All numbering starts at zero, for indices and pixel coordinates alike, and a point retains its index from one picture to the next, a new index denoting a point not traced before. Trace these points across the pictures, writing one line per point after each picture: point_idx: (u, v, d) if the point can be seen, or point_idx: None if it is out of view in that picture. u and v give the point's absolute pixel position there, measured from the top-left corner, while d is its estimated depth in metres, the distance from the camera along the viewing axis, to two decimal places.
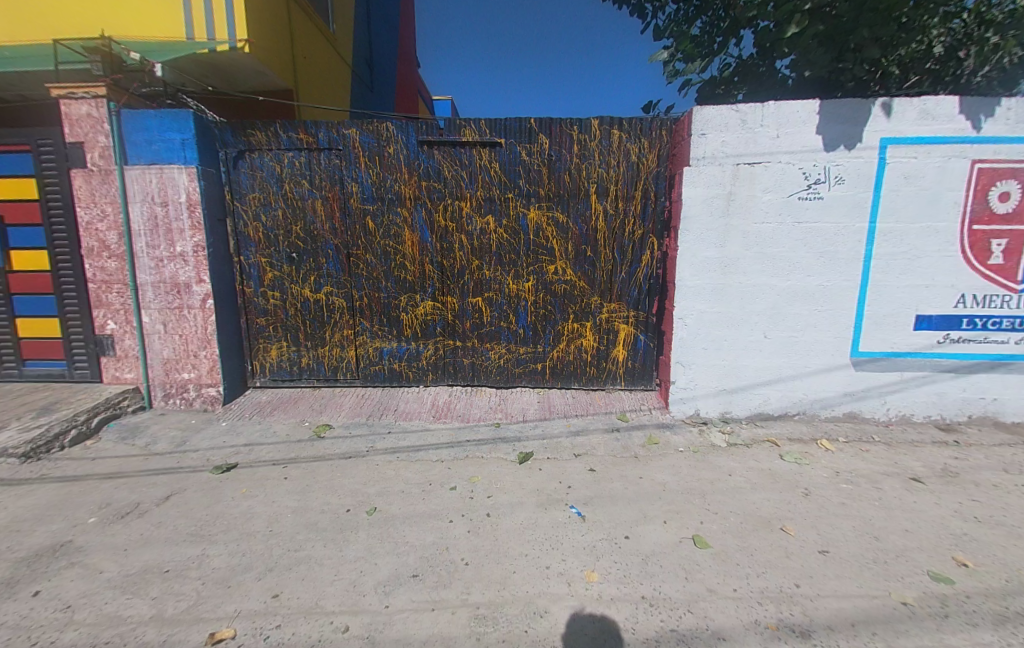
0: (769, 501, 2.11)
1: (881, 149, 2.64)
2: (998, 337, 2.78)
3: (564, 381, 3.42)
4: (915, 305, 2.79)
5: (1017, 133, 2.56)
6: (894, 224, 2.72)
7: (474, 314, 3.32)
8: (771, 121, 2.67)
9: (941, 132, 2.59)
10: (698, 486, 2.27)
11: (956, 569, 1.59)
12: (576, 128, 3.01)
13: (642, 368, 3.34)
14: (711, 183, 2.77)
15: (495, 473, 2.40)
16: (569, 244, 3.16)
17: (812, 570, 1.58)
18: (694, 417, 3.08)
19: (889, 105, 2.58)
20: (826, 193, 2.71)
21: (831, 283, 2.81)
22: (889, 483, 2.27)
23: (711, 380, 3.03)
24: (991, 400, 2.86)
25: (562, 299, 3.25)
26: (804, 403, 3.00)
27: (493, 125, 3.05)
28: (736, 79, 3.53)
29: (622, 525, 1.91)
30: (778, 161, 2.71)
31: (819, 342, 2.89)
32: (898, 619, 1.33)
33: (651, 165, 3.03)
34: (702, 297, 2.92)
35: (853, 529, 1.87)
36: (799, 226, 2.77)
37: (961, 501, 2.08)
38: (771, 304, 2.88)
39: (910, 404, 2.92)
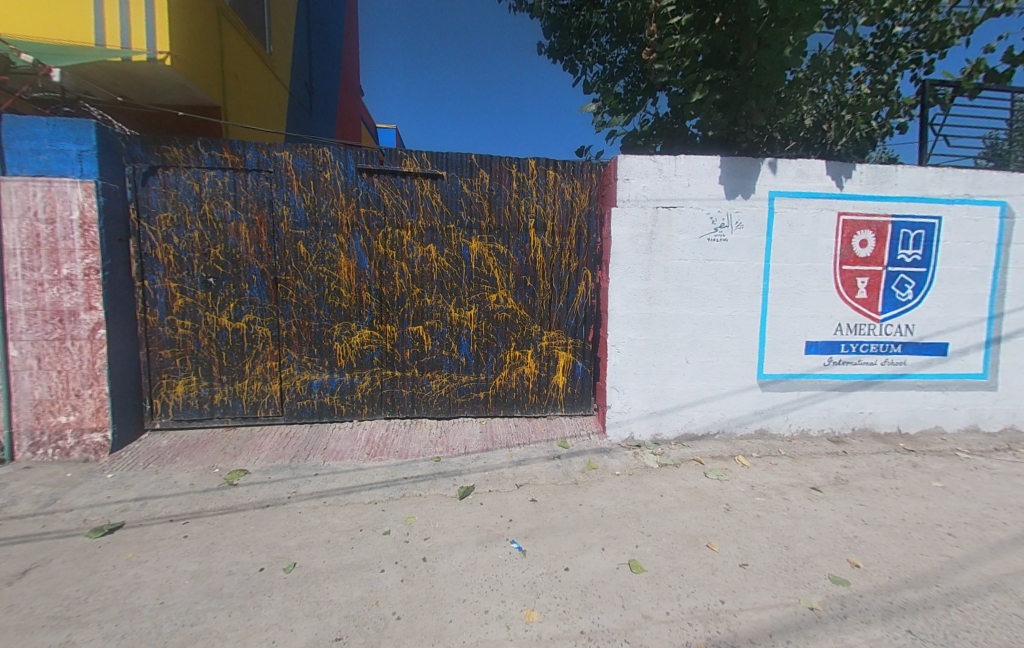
0: (696, 518, 2.24)
1: (770, 200, 3.10)
2: (868, 359, 3.29)
3: (506, 409, 3.40)
4: (805, 332, 3.22)
5: (868, 193, 3.16)
6: (784, 263, 3.16)
7: (415, 343, 3.23)
8: (683, 171, 3.04)
9: (814, 188, 3.12)
10: (634, 509, 2.34)
11: (851, 570, 1.78)
12: (515, 166, 3.18)
13: (581, 394, 3.43)
14: (635, 224, 3.05)
15: (433, 511, 2.28)
16: (510, 274, 3.24)
17: (735, 585, 1.68)
18: (629, 440, 3.21)
19: (774, 164, 3.07)
20: (729, 236, 3.10)
21: (738, 314, 3.17)
22: (795, 493, 2.52)
23: (643, 403, 3.21)
24: (869, 414, 3.34)
25: (503, 327, 3.29)
26: (722, 422, 3.27)
27: (435, 157, 3.12)
28: (655, 133, 3.99)
29: (562, 556, 1.90)
30: (690, 206, 3.07)
31: (731, 366, 3.21)
32: (807, 624, 1.46)
33: (584, 204, 3.26)
34: (632, 326, 3.13)
35: (768, 540, 2.03)
36: (710, 263, 3.11)
37: (851, 506, 2.37)
38: (691, 332, 3.17)
39: (808, 419, 3.31)
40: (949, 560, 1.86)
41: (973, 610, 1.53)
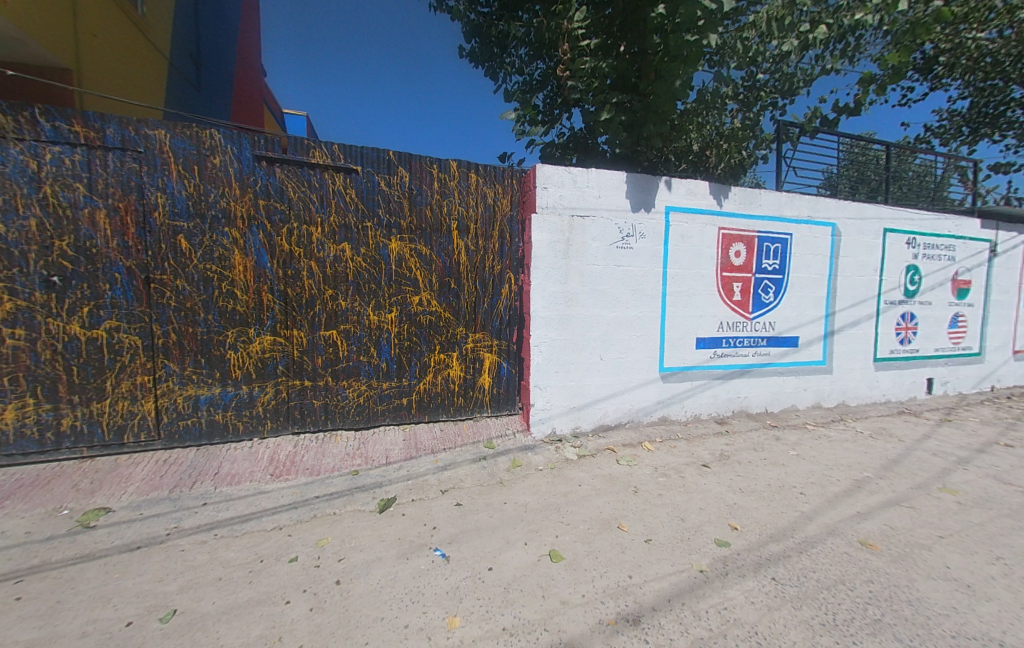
0: (609, 503, 2.42)
1: (666, 214, 3.50)
2: (743, 351, 3.89)
3: (430, 414, 3.29)
4: (695, 330, 3.70)
5: (740, 211, 3.74)
6: (679, 269, 3.59)
7: (328, 349, 2.98)
8: (595, 183, 3.29)
9: (700, 205, 3.60)
10: (555, 501, 2.45)
11: (731, 533, 2.08)
12: (436, 167, 3.13)
13: (507, 394, 3.47)
14: (553, 230, 3.22)
15: (349, 529, 2.13)
16: (433, 275, 3.17)
17: (641, 560, 1.86)
18: (551, 436, 3.36)
19: (669, 182, 3.48)
20: (634, 245, 3.44)
21: (643, 314, 3.52)
22: (690, 471, 2.87)
23: (563, 400, 3.39)
24: (745, 398, 3.94)
25: (427, 330, 3.20)
26: (632, 413, 3.60)
27: (348, 151, 2.93)
28: (570, 145, 4.25)
29: (486, 556, 1.91)
30: (601, 216, 3.33)
31: (638, 361, 3.56)
32: (698, 585, 1.67)
33: (505, 208, 3.32)
34: (552, 327, 3.28)
35: (668, 515, 2.28)
36: (619, 268, 3.41)
37: (732, 478, 2.77)
38: (605, 332, 3.43)
39: (699, 406, 3.79)
40: (801, 514, 2.27)
41: (816, 553, 1.89)
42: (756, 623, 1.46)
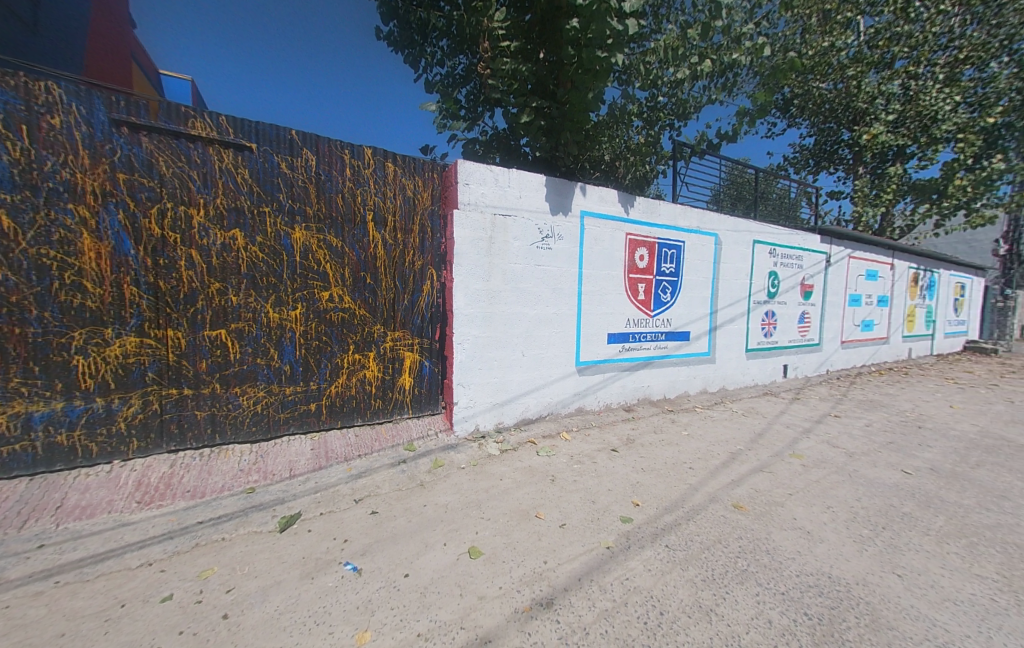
0: (528, 494, 2.51)
1: (581, 218, 3.74)
2: (647, 345, 4.32)
3: (343, 419, 3.05)
4: (607, 327, 4.01)
5: (644, 219, 4.15)
6: (593, 270, 3.86)
7: (215, 351, 2.60)
8: (515, 184, 3.37)
9: (610, 211, 3.91)
10: (476, 497, 2.46)
11: (635, 510, 2.29)
12: (348, 152, 2.92)
13: (428, 394, 3.37)
14: (475, 227, 3.21)
15: (243, 555, 1.89)
16: (345, 270, 2.94)
17: (556, 545, 1.95)
18: (474, 433, 3.36)
19: (584, 188, 3.72)
20: (552, 246, 3.60)
21: (561, 312, 3.71)
22: (602, 457, 3.10)
23: (486, 397, 3.41)
24: (648, 387, 4.39)
25: (338, 328, 2.96)
26: (551, 406, 3.77)
27: (240, 125, 2.59)
28: (493, 145, 4.29)
29: (403, 562, 1.84)
30: (522, 217, 3.42)
31: (557, 357, 3.74)
32: (605, 562, 1.81)
33: (426, 201, 3.22)
34: (475, 324, 3.28)
35: (581, 499, 2.44)
36: (539, 268, 3.54)
37: (637, 459, 3.06)
38: (526, 329, 3.54)
39: (610, 396, 4.13)
40: (690, 486, 2.60)
41: (701, 519, 2.18)
42: (652, 588, 1.63)
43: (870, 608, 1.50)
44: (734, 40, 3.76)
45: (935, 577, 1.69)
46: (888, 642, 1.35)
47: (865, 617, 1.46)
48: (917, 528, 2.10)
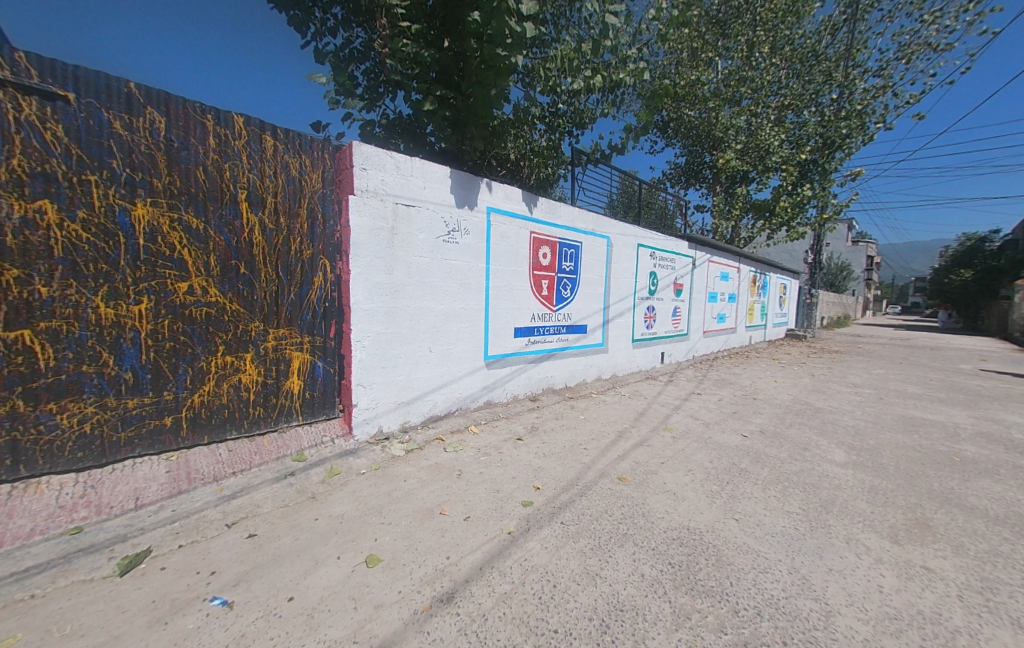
0: (433, 491, 2.46)
1: (486, 214, 3.79)
2: (550, 338, 4.59)
3: (212, 434, 2.58)
4: (514, 321, 4.15)
5: (547, 219, 4.38)
6: (499, 266, 3.94)
7: (10, 359, 1.95)
8: (419, 174, 3.25)
9: (515, 209, 4.04)
10: (376, 502, 2.33)
11: (536, 493, 2.42)
12: (212, 119, 2.48)
13: (322, 397, 3.06)
14: (375, 215, 3.01)
15: (62, 613, 1.48)
16: (211, 257, 2.49)
17: (459, 538, 1.96)
18: (377, 435, 3.18)
19: (489, 184, 3.78)
20: (459, 240, 3.58)
21: (469, 307, 3.72)
22: (507, 446, 3.20)
23: (390, 396, 3.25)
24: (551, 377, 4.67)
25: (204, 326, 2.49)
26: (459, 401, 3.77)
27: (44, 65, 1.99)
28: (396, 129, 4.06)
29: (289, 584, 1.66)
30: (427, 208, 3.32)
31: (464, 352, 3.74)
32: (506, 547, 1.88)
33: (315, 184, 2.90)
34: (376, 320, 3.08)
35: (486, 490, 2.48)
36: (445, 262, 3.49)
37: (539, 445, 3.24)
38: (433, 324, 3.45)
39: (516, 388, 4.29)
40: (585, 465, 2.84)
41: (592, 494, 2.40)
42: (548, 564, 1.74)
43: (715, 549, 1.83)
44: (621, 61, 4.15)
45: (760, 517, 2.14)
46: (727, 574, 1.66)
47: (712, 557, 1.77)
48: (750, 479, 2.63)
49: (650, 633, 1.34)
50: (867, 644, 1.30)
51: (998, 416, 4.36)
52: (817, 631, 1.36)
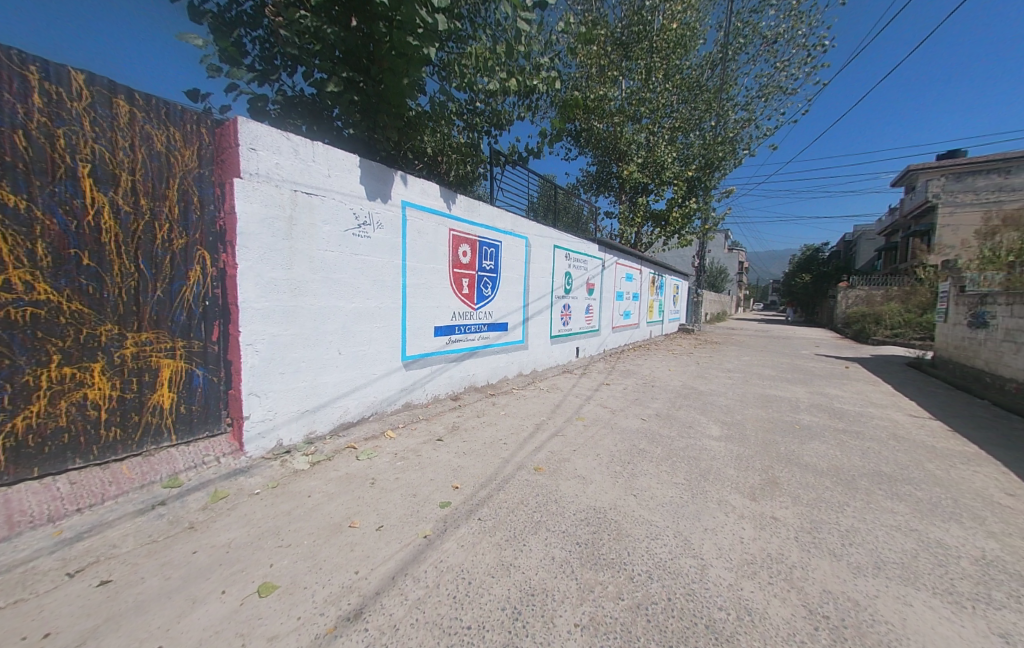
0: (341, 504, 2.28)
1: (402, 208, 3.63)
2: (471, 336, 4.57)
3: (44, 467, 2.02)
4: (432, 320, 4.05)
5: (465, 216, 4.35)
6: (416, 263, 3.81)
7: None
8: (322, 160, 2.98)
9: (432, 205, 3.94)
10: (274, 523, 2.09)
11: (454, 493, 2.40)
12: (37, 73, 1.96)
13: (203, 411, 2.59)
14: (268, 202, 2.68)
15: None
16: (40, 245, 1.96)
17: (370, 550, 1.85)
18: (276, 449, 2.85)
19: (404, 177, 3.63)
20: (371, 234, 3.37)
21: (383, 305, 3.53)
22: (425, 449, 3.12)
23: (292, 404, 2.93)
24: (472, 376, 4.67)
25: (28, 332, 1.94)
26: (373, 405, 3.57)
27: None
28: (296, 108, 3.68)
29: (156, 631, 1.40)
30: (332, 198, 3.07)
31: (379, 353, 3.54)
32: (421, 551, 1.83)
33: (189, 162, 2.47)
34: (272, 320, 2.75)
35: (401, 496, 2.38)
36: (355, 257, 3.26)
37: (459, 444, 3.21)
38: (342, 324, 3.21)
39: (436, 388, 4.20)
40: (503, 460, 2.90)
41: (509, 487, 2.46)
42: (463, 562, 1.74)
43: (617, 524, 2.01)
44: (535, 68, 4.29)
45: (653, 490, 2.40)
46: (625, 546, 1.83)
47: (613, 532, 1.94)
48: (647, 458, 2.93)
49: (557, 612, 1.42)
50: (731, 588, 1.55)
51: (824, 391, 5.52)
52: (694, 584, 1.57)
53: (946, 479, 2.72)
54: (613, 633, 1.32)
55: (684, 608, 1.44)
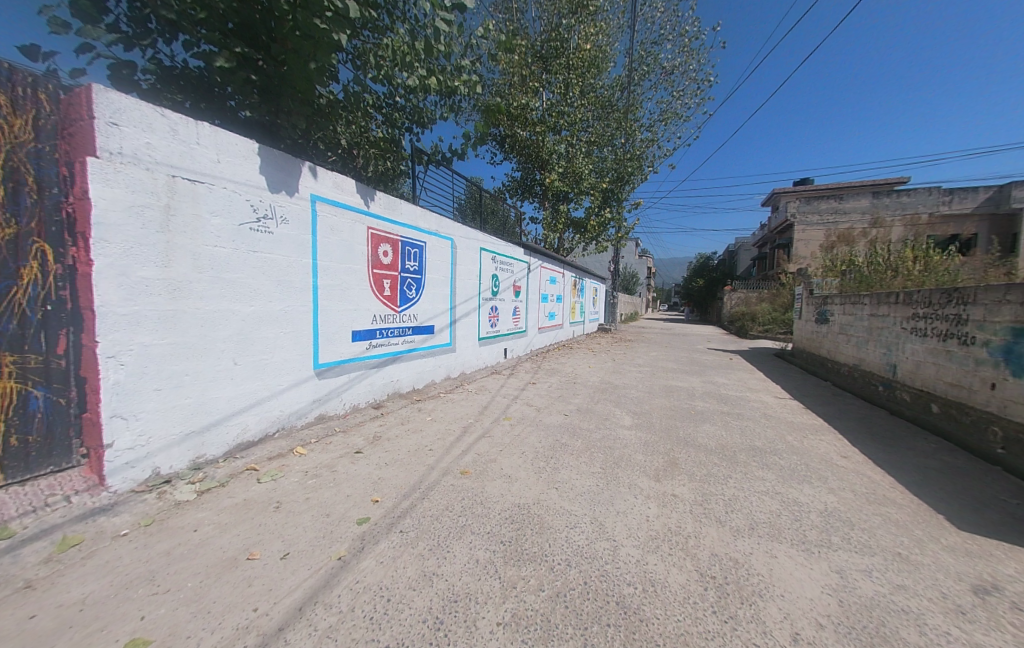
0: (238, 535, 2.00)
1: (311, 202, 3.35)
2: (394, 341, 4.38)
3: None
4: (350, 324, 3.79)
5: (386, 215, 4.17)
6: (329, 262, 3.54)
7: None
8: (209, 143, 2.61)
9: (347, 201, 3.71)
10: (146, 568, 1.75)
11: (373, 507, 2.26)
12: None
13: (44, 442, 2.07)
14: (137, 188, 2.25)
15: None
16: None
17: (274, 582, 1.65)
18: (152, 479, 2.40)
19: (313, 169, 3.35)
20: (273, 229, 3.05)
21: (290, 309, 3.21)
22: (342, 463, 2.89)
23: (172, 425, 2.50)
24: (396, 382, 4.47)
25: None
26: (279, 420, 3.21)
27: None
28: (176, 82, 3.18)
29: None
30: (223, 187, 2.70)
31: (285, 362, 3.20)
32: (335, 574, 1.69)
33: (19, 133, 1.96)
34: (144, 328, 2.31)
35: (312, 517, 2.17)
36: (254, 255, 2.91)
37: (380, 455, 3.04)
38: (238, 330, 2.83)
39: (355, 396, 3.94)
40: (428, 466, 2.82)
41: (433, 494, 2.39)
42: (382, 579, 1.64)
43: (540, 518, 2.08)
44: (457, 69, 4.26)
45: (573, 482, 2.53)
46: (547, 538, 1.90)
47: (535, 526, 2.00)
48: (568, 451, 3.09)
49: (480, 614, 1.42)
50: (639, 564, 1.69)
51: (715, 380, 6.36)
52: (607, 565, 1.69)
53: (801, 448, 3.30)
54: (533, 625, 1.36)
55: (598, 589, 1.53)
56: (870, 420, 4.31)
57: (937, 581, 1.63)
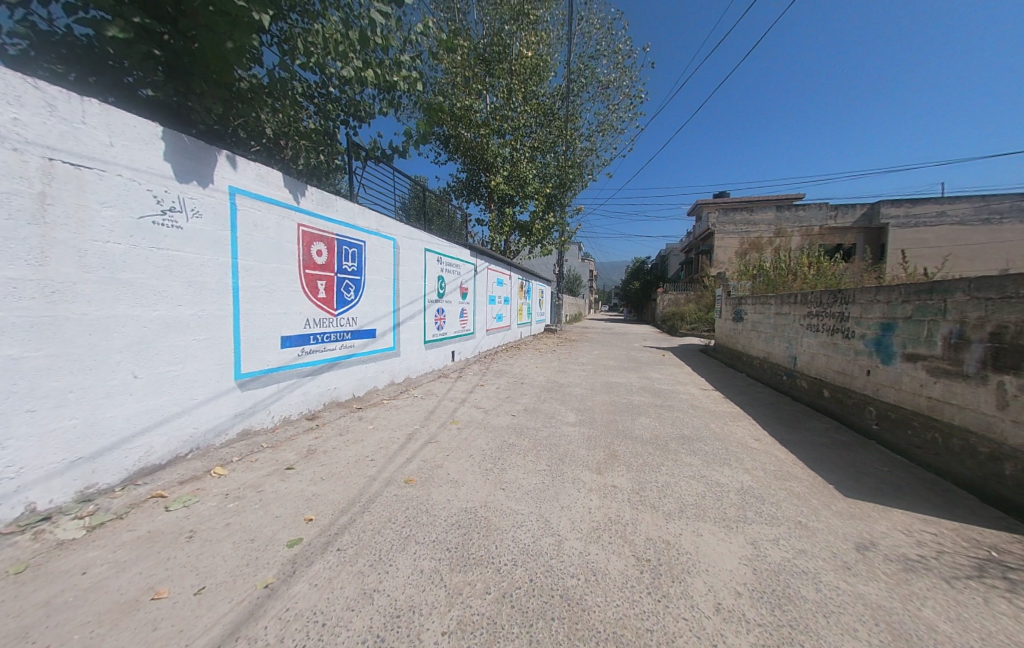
0: (140, 573, 1.74)
1: (230, 195, 3.04)
2: (330, 346, 4.11)
3: None
4: (278, 329, 3.49)
5: (319, 212, 3.91)
6: (252, 262, 3.24)
7: None
8: (98, 122, 2.25)
9: (273, 195, 3.42)
10: (13, 626, 1.45)
11: (306, 527, 2.10)
12: None
13: None
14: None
15: None
16: None
17: (186, 621, 1.46)
18: (26, 518, 1.99)
19: (232, 159, 3.04)
20: (182, 224, 2.71)
21: (205, 313, 2.88)
22: (269, 481, 2.64)
23: (53, 451, 2.10)
24: (333, 390, 4.19)
25: None
26: (193, 439, 2.85)
27: None
28: (56, 50, 2.71)
29: None
30: (118, 174, 2.34)
31: (199, 373, 2.86)
32: (261, 604, 1.53)
33: None
34: (9, 337, 1.92)
35: (233, 544, 1.95)
36: (159, 253, 2.57)
37: (315, 470, 2.83)
38: (138, 338, 2.47)
39: (286, 407, 3.63)
40: (368, 478, 2.68)
41: (375, 506, 2.28)
42: (316, 602, 1.53)
43: (486, 521, 2.07)
44: (396, 64, 4.12)
45: (519, 482, 2.55)
46: (493, 540, 1.89)
47: (482, 529, 1.98)
48: (515, 451, 3.11)
49: (424, 626, 1.37)
50: (582, 555, 1.75)
51: (650, 375, 6.82)
52: (552, 560, 1.72)
53: (723, 434, 3.65)
54: (479, 629, 1.35)
55: (543, 585, 1.56)
56: (777, 406, 4.89)
57: (829, 543, 1.89)
